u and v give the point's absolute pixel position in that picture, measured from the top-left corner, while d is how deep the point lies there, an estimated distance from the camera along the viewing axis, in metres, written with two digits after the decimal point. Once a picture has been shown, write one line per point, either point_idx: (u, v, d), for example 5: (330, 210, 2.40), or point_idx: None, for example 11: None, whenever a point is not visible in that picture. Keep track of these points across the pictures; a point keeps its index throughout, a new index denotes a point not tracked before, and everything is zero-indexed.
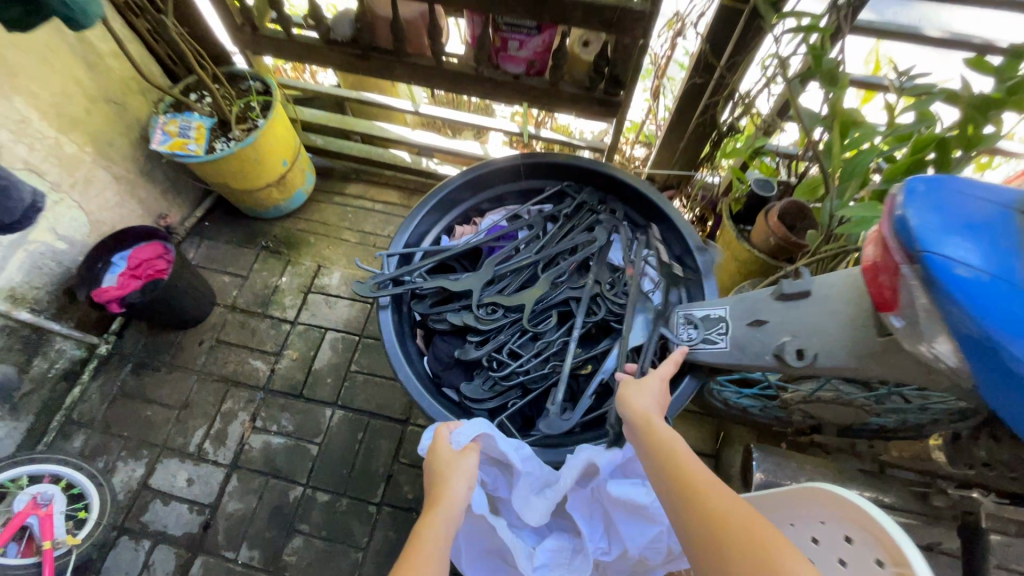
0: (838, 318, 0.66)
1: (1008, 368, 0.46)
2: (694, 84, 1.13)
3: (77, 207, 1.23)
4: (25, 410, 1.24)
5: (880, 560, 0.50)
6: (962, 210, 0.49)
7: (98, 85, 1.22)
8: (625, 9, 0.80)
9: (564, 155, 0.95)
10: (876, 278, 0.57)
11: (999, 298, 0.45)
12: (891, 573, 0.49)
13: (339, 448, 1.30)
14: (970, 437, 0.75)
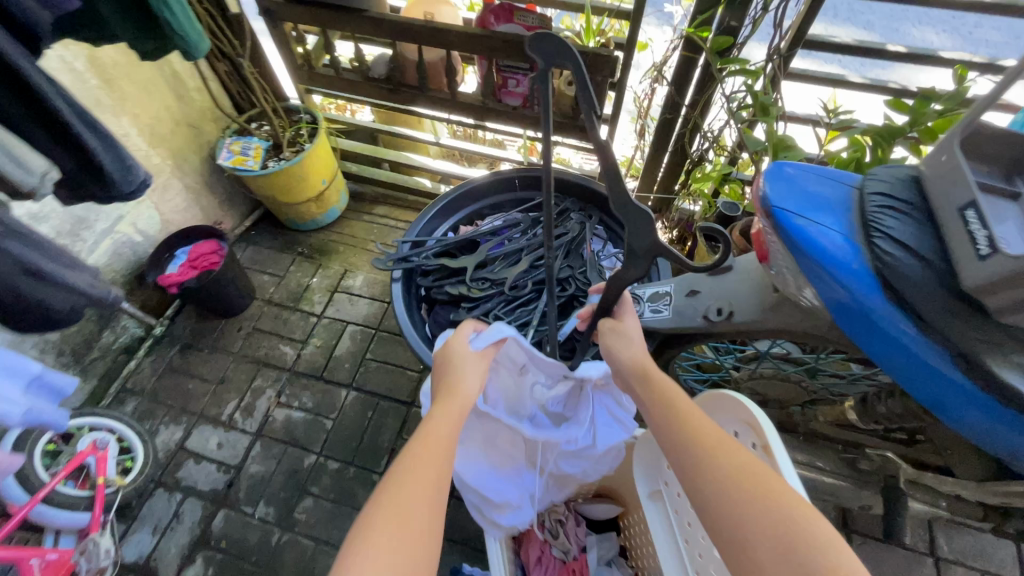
0: (749, 284, 0.83)
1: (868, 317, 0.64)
2: (666, 120, 1.36)
3: (154, 207, 1.49)
4: (90, 374, 1.46)
5: (754, 443, 0.68)
6: (811, 188, 0.69)
7: (183, 112, 1.50)
8: (595, 54, 1.06)
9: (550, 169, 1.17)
10: (758, 241, 0.76)
11: (823, 241, 0.65)
12: (761, 450, 0.67)
13: (351, 423, 1.47)
14: (875, 396, 0.89)
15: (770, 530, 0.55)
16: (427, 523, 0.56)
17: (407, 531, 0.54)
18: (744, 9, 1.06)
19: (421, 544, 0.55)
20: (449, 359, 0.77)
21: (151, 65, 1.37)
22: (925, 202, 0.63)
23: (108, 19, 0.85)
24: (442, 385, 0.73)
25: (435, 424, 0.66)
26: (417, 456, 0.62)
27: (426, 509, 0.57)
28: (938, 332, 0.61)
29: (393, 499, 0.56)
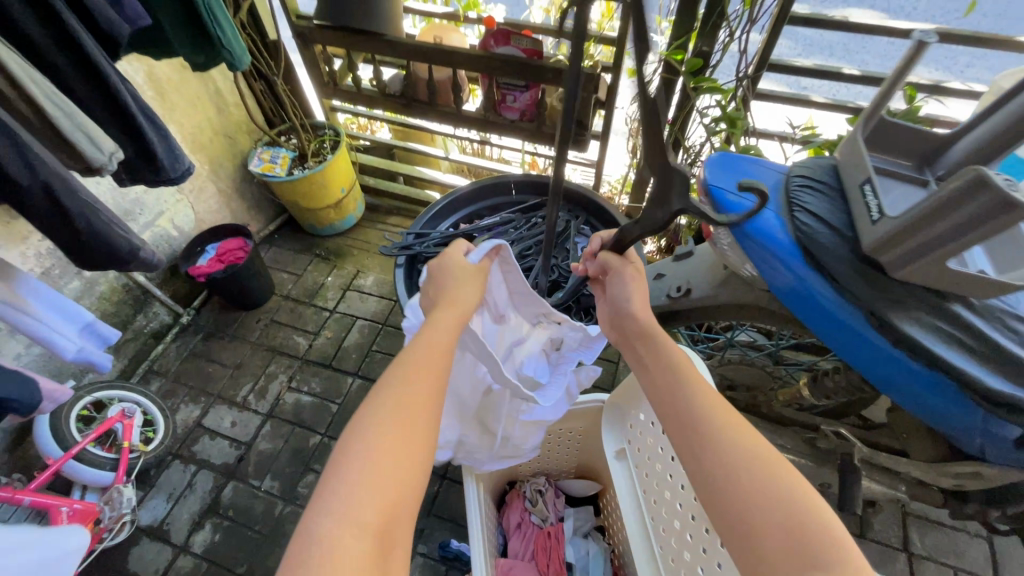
0: (705, 264, 0.95)
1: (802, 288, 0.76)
2: (651, 136, 1.49)
3: (190, 206, 1.66)
4: (122, 354, 1.60)
5: None
6: (750, 173, 0.81)
7: (222, 124, 1.68)
8: (581, 73, 1.20)
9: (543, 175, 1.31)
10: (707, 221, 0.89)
11: (751, 215, 0.77)
12: None
13: (355, 407, 1.58)
14: (825, 373, 0.98)
15: (761, 482, 0.56)
16: (423, 438, 0.57)
17: (404, 444, 0.55)
18: (714, 35, 1.21)
19: (416, 458, 0.56)
20: (451, 280, 0.76)
21: (197, 81, 1.56)
22: (838, 183, 0.75)
23: (169, 35, 1.02)
24: (441, 303, 0.72)
25: (433, 340, 0.66)
26: (416, 371, 0.61)
27: (423, 428, 0.58)
28: (849, 291, 0.72)
29: (392, 413, 0.56)
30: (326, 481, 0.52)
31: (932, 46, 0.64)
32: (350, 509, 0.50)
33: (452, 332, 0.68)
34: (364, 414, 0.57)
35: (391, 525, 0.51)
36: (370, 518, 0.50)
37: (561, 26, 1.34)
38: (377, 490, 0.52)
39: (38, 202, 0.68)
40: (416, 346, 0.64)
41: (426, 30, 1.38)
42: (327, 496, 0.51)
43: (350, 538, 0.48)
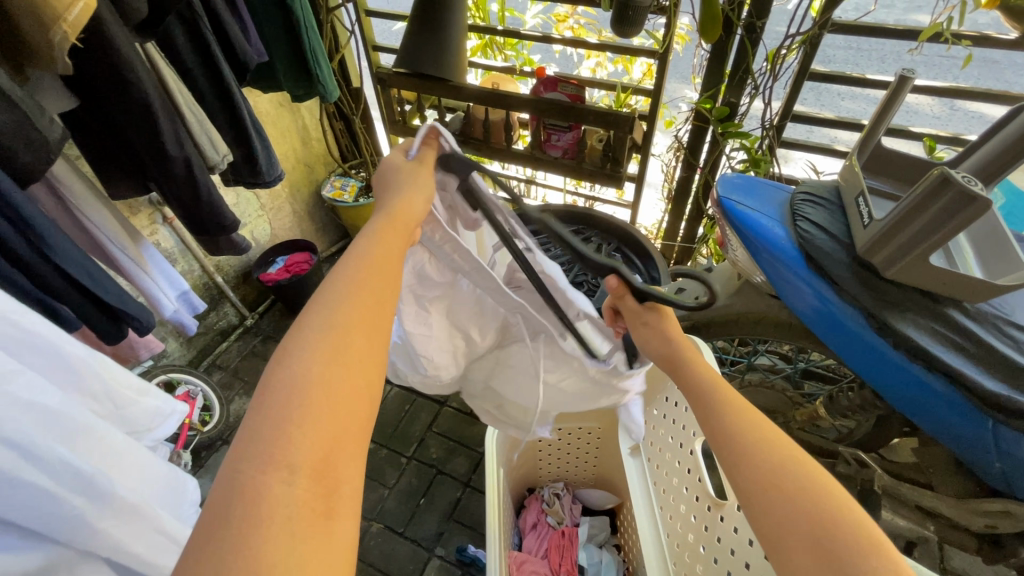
0: (724, 279, 1.07)
1: (805, 281, 0.85)
2: (686, 179, 1.61)
3: (268, 222, 1.88)
4: (192, 346, 1.78)
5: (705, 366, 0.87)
6: (759, 189, 0.96)
7: (304, 155, 1.94)
8: (619, 115, 1.35)
9: (587, 208, 1.41)
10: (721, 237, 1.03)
11: (760, 225, 0.90)
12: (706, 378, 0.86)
13: (390, 412, 1.65)
14: (841, 391, 1.06)
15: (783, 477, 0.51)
16: (364, 370, 0.46)
17: (341, 377, 0.45)
18: (740, 88, 1.35)
19: (359, 393, 0.45)
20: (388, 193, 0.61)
21: (290, 117, 1.83)
22: (839, 201, 0.88)
23: (279, 69, 1.26)
24: (383, 213, 0.59)
25: (374, 255, 0.54)
26: (353, 294, 0.50)
27: (363, 355, 0.47)
28: (847, 294, 0.81)
29: (321, 344, 0.46)
30: (248, 420, 0.42)
31: (912, 80, 0.77)
32: (278, 450, 0.40)
33: (395, 244, 0.56)
34: (286, 344, 0.46)
35: (333, 465, 0.41)
36: (302, 459, 0.40)
37: (604, 79, 1.52)
38: (312, 428, 0.41)
39: (176, 171, 0.86)
40: (348, 267, 0.52)
41: (486, 79, 1.59)
42: (247, 441, 0.41)
43: (279, 483, 0.39)
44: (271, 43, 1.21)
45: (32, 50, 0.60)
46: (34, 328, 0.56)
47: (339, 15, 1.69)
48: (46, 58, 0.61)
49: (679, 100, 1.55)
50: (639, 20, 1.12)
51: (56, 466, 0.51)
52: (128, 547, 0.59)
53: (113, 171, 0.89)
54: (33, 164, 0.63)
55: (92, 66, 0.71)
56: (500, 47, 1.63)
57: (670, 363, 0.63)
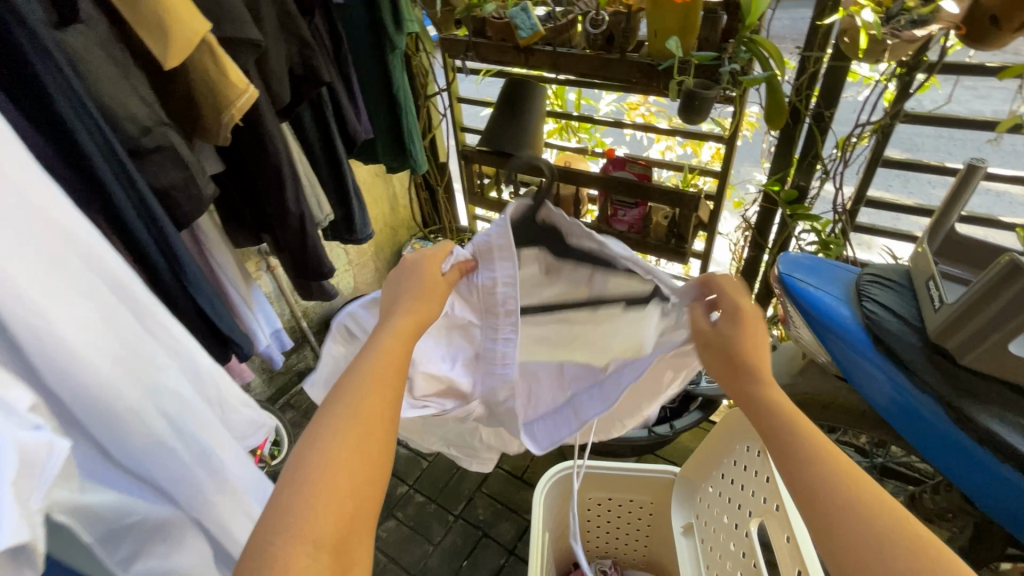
0: (789, 359, 1.06)
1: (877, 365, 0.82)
2: (753, 258, 1.60)
3: (353, 276, 2.07)
4: (272, 384, 1.93)
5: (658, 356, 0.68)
6: (824, 267, 0.97)
7: (391, 219, 2.15)
8: (684, 194, 1.42)
9: None
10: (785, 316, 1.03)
11: (823, 304, 0.89)
12: (750, 446, 0.81)
13: (442, 467, 1.67)
14: (927, 494, 0.99)
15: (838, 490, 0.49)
16: (375, 460, 0.50)
17: (359, 462, 0.49)
18: (810, 173, 1.37)
19: (371, 481, 0.49)
20: (399, 289, 0.62)
21: (383, 185, 2.05)
22: (910, 285, 0.86)
23: (380, 144, 1.45)
24: (409, 298, 0.61)
25: (397, 339, 0.57)
26: (374, 379, 0.53)
27: (383, 440, 0.51)
28: (921, 380, 0.77)
29: (346, 426, 0.50)
30: (274, 499, 0.46)
31: (983, 168, 0.78)
32: (304, 525, 0.44)
33: (412, 337, 0.58)
34: (316, 421, 0.50)
35: (348, 542, 0.46)
36: (324, 537, 0.45)
37: (673, 161, 1.59)
38: (329, 514, 0.45)
39: (292, 224, 1.01)
40: (376, 347, 0.56)
41: (559, 158, 1.72)
42: (278, 512, 0.45)
43: (304, 557, 0.43)
44: (377, 124, 1.42)
45: (206, 127, 0.77)
46: (187, 349, 0.62)
47: (435, 101, 1.93)
48: (215, 130, 0.77)
49: (748, 182, 1.58)
50: (706, 109, 1.20)
51: (186, 439, 0.58)
52: (223, 527, 0.64)
53: (244, 222, 1.07)
54: (188, 213, 0.78)
55: (245, 137, 0.89)
56: (575, 129, 1.77)
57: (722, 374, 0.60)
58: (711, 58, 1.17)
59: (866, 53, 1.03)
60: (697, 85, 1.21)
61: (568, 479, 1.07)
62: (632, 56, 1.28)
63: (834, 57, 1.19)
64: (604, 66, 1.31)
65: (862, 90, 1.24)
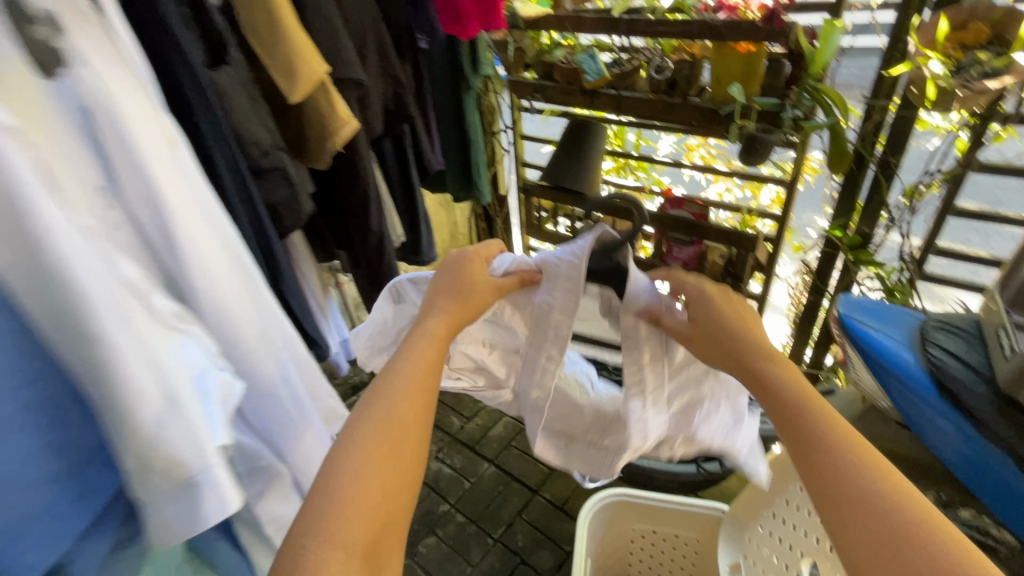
0: (847, 404, 1.04)
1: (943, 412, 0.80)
2: (811, 302, 1.57)
3: None
4: None
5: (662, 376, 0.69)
6: (884, 310, 0.95)
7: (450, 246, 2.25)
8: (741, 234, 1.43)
9: None
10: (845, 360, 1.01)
11: (884, 347, 0.88)
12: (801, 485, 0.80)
13: (484, 489, 1.69)
14: None
15: (873, 492, 0.45)
16: (407, 469, 0.53)
17: (389, 468, 0.51)
18: (874, 220, 1.36)
19: (402, 487, 0.52)
20: (444, 289, 0.67)
21: (446, 213, 2.17)
22: (980, 334, 0.84)
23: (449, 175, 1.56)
24: (440, 309, 0.65)
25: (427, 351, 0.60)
26: (406, 389, 0.56)
27: (413, 447, 0.54)
28: (991, 432, 0.75)
29: (378, 433, 0.53)
30: (310, 502, 0.49)
31: None
32: (339, 528, 0.47)
33: (448, 335, 0.63)
34: (350, 429, 0.54)
35: (379, 544, 0.49)
36: (356, 540, 0.47)
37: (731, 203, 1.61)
38: (360, 517, 0.48)
39: (371, 242, 1.10)
40: (407, 359, 0.59)
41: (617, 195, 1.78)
42: (312, 516, 0.48)
43: (337, 561, 0.46)
44: (448, 156, 1.53)
45: (311, 154, 0.88)
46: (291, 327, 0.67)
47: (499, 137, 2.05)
48: (320, 155, 0.88)
49: (809, 227, 1.57)
50: (766, 152, 1.23)
51: (294, 396, 0.66)
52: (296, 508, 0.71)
53: (327, 239, 1.19)
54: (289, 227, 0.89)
55: (340, 163, 1.00)
56: (633, 168, 1.83)
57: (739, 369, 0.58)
58: (774, 104, 1.20)
59: (934, 102, 1.03)
60: (758, 129, 1.24)
61: (612, 507, 1.07)
62: (694, 101, 1.34)
63: (902, 107, 1.20)
64: (666, 109, 1.37)
65: (932, 138, 1.24)
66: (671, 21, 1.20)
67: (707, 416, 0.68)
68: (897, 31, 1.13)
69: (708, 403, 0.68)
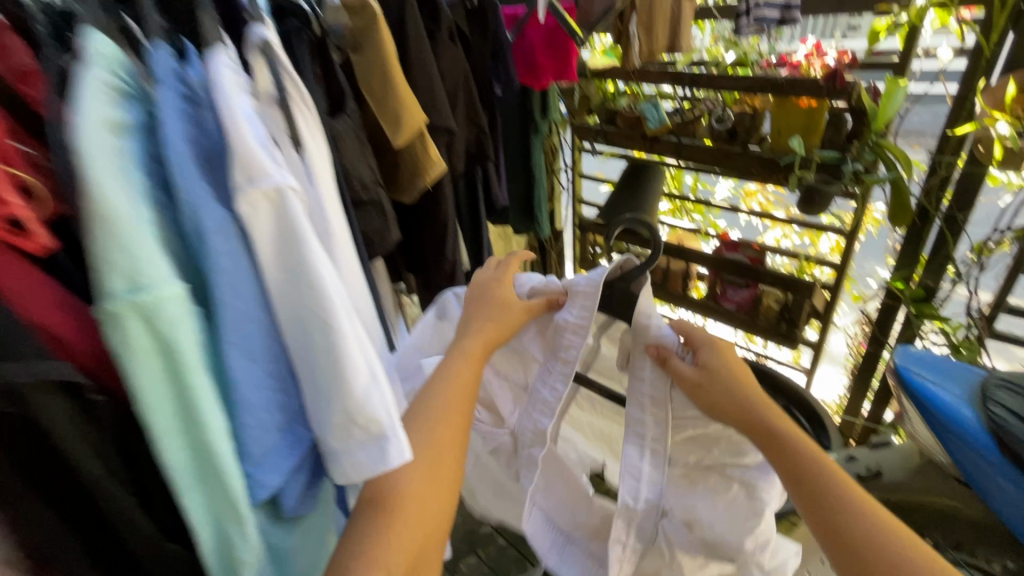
0: (904, 455, 1.03)
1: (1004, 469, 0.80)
2: (871, 352, 1.54)
3: None
4: None
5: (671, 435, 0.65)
6: (943, 363, 0.95)
7: None
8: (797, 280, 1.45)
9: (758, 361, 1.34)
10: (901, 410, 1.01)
11: (942, 401, 0.89)
12: None
13: None
14: None
15: (908, 565, 0.48)
16: (447, 488, 0.56)
17: (427, 493, 0.54)
18: (940, 274, 1.34)
19: (439, 512, 0.55)
20: (477, 312, 0.66)
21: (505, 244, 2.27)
22: None
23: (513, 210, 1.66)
24: (472, 332, 0.65)
25: (462, 376, 0.62)
26: (443, 417, 0.58)
27: (450, 474, 0.57)
28: None
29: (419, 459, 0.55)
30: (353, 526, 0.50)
31: None
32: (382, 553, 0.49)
33: (482, 356, 0.64)
34: None
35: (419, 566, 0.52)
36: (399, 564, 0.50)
37: (788, 249, 1.63)
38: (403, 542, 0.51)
39: (445, 269, 1.20)
40: (440, 387, 0.60)
41: (672, 235, 1.83)
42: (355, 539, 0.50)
43: None
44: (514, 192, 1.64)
45: (401, 189, 1.00)
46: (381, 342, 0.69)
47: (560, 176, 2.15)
48: (408, 189, 0.99)
49: (869, 276, 1.56)
50: (825, 203, 1.27)
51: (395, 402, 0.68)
52: None
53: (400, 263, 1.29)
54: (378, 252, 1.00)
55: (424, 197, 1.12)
56: (689, 210, 1.88)
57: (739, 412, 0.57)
58: (834, 157, 1.24)
59: (1003, 162, 1.06)
60: (817, 180, 1.27)
61: None
62: (752, 151, 1.39)
63: (970, 163, 1.20)
64: (727, 157, 1.41)
65: (1003, 195, 1.23)
66: (732, 76, 1.27)
67: (709, 488, 0.63)
68: (965, 91, 1.15)
69: (716, 476, 0.63)
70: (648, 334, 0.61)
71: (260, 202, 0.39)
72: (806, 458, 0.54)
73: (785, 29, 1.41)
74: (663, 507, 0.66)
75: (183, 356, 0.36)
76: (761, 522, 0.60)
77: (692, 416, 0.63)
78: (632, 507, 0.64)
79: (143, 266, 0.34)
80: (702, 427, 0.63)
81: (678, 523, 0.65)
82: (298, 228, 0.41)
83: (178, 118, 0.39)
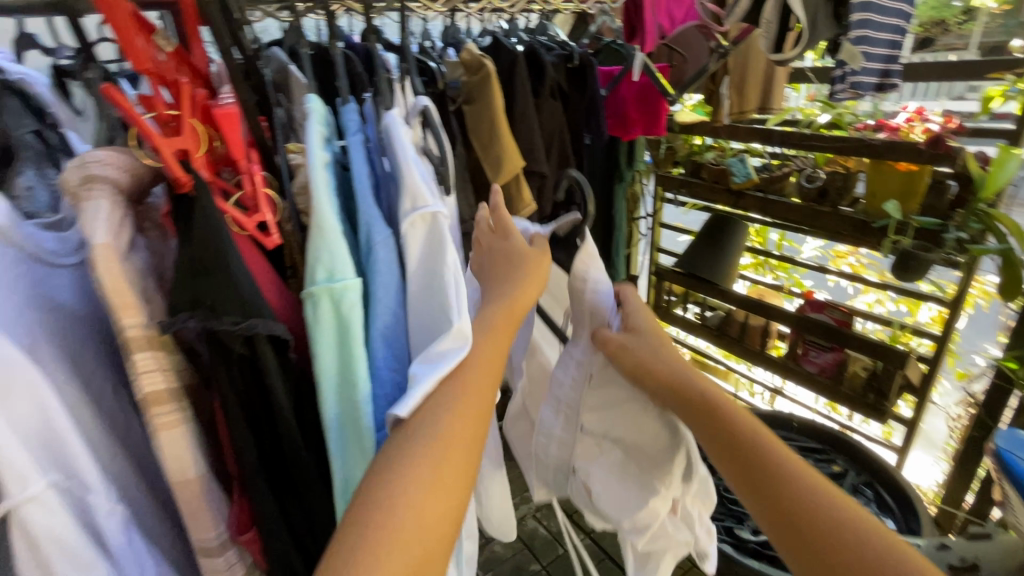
0: (1008, 552, 0.92)
1: None
2: (975, 436, 1.38)
3: None
4: None
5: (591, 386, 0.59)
6: None
7: None
8: (889, 348, 1.37)
9: (840, 430, 1.26)
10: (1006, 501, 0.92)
11: None
12: None
13: None
14: None
15: (836, 516, 0.43)
16: (461, 501, 0.36)
17: (439, 483, 0.36)
18: None
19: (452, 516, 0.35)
20: (491, 283, 0.51)
21: None
22: None
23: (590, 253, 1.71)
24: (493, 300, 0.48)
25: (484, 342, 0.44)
26: (462, 385, 0.41)
27: (464, 456, 0.38)
28: None
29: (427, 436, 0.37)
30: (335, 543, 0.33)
31: None
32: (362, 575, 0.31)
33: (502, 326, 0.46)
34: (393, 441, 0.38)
35: None
36: None
37: (880, 315, 1.54)
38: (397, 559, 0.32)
39: None
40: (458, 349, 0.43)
41: (752, 290, 1.79)
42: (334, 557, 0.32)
43: None
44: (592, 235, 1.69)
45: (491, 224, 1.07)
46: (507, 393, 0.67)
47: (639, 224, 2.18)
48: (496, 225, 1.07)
49: (976, 354, 1.43)
50: (922, 270, 1.21)
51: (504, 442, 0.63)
52: None
53: None
54: None
55: None
56: (772, 267, 1.82)
57: (650, 373, 0.54)
58: (934, 223, 1.20)
59: None
60: (914, 246, 1.23)
61: None
62: (844, 212, 1.36)
63: None
64: (815, 217, 1.40)
65: None
66: (825, 137, 1.26)
67: (607, 456, 0.58)
68: None
69: (623, 448, 0.58)
70: (586, 299, 0.58)
71: (421, 224, 0.44)
72: (727, 417, 0.50)
73: (889, 97, 1.40)
74: (572, 462, 0.60)
75: (355, 333, 0.39)
76: (657, 499, 0.55)
77: (602, 377, 0.58)
78: (537, 456, 0.61)
79: (337, 260, 0.38)
80: (620, 398, 0.58)
81: (581, 484, 0.59)
82: (450, 248, 0.44)
83: (363, 157, 0.46)
